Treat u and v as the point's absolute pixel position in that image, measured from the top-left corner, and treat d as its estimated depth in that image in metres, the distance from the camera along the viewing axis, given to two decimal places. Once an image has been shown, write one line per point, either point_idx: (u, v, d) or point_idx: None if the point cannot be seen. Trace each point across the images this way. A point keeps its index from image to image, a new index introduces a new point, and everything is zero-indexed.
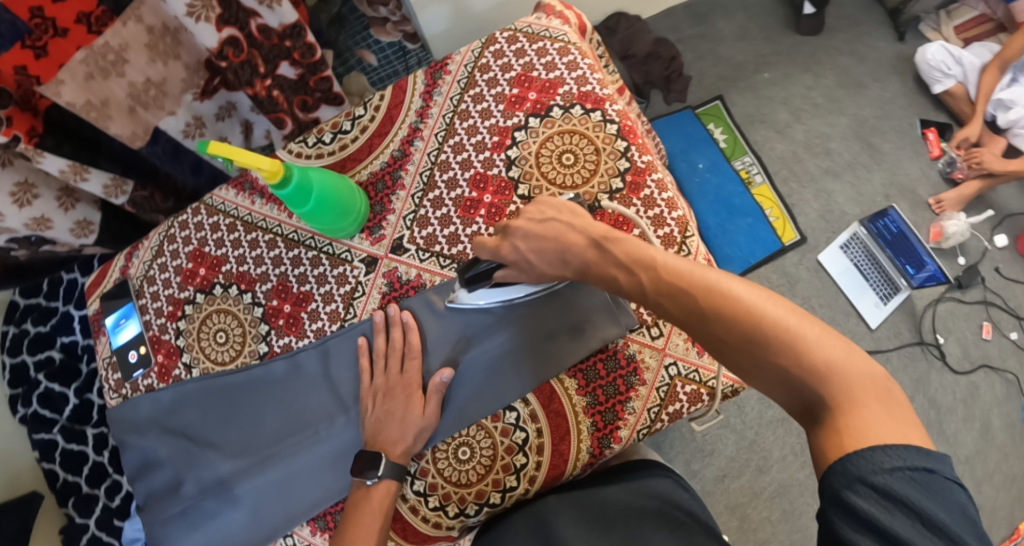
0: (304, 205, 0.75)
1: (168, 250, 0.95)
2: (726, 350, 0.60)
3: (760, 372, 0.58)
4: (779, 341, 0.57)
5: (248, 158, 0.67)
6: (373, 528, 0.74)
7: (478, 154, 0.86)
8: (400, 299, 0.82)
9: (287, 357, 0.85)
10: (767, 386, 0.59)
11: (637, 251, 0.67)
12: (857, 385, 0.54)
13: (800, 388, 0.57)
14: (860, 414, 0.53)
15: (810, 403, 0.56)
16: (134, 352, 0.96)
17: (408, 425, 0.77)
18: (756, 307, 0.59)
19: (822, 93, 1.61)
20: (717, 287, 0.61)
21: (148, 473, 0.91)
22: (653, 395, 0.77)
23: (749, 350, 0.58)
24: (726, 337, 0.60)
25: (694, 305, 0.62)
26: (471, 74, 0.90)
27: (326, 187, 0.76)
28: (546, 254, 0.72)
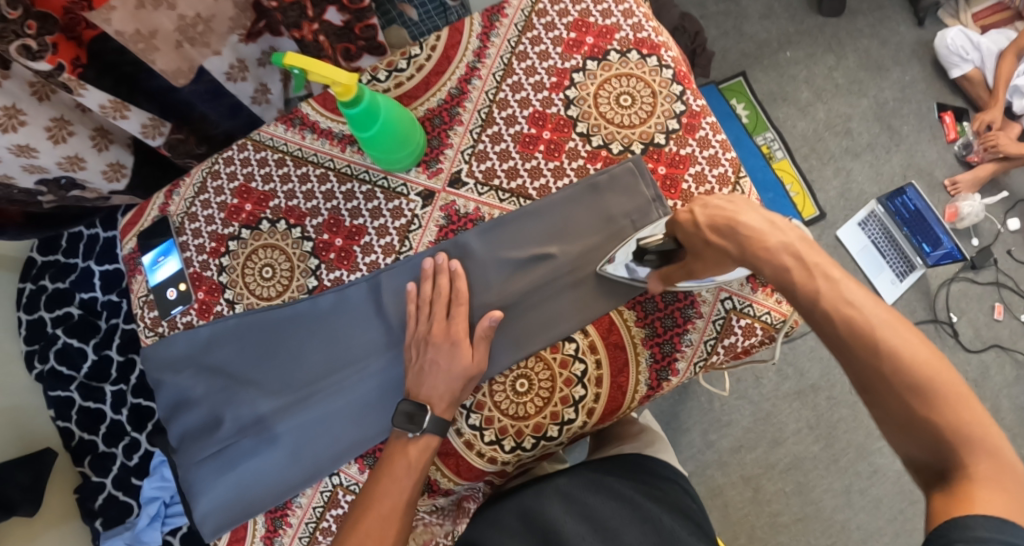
0: (368, 130, 0.74)
1: (211, 186, 0.91)
2: (884, 399, 0.59)
3: (913, 429, 0.58)
4: (944, 400, 0.58)
5: (323, 71, 0.67)
6: (403, 485, 0.76)
7: (536, 93, 0.86)
8: (458, 233, 0.82)
9: (336, 291, 0.84)
10: (907, 440, 0.59)
11: (831, 274, 0.61)
12: (991, 465, 0.56)
13: (941, 451, 0.57)
14: (991, 489, 0.55)
15: (943, 463, 0.57)
16: (174, 289, 0.92)
17: (446, 372, 0.77)
18: (931, 371, 0.58)
19: (844, 74, 1.64)
20: (895, 340, 0.59)
21: (183, 412, 0.89)
22: (710, 328, 0.78)
23: (911, 404, 0.58)
24: (894, 382, 0.59)
25: (873, 345, 0.59)
26: (528, 18, 0.89)
27: (392, 115, 0.75)
28: (717, 226, 0.66)
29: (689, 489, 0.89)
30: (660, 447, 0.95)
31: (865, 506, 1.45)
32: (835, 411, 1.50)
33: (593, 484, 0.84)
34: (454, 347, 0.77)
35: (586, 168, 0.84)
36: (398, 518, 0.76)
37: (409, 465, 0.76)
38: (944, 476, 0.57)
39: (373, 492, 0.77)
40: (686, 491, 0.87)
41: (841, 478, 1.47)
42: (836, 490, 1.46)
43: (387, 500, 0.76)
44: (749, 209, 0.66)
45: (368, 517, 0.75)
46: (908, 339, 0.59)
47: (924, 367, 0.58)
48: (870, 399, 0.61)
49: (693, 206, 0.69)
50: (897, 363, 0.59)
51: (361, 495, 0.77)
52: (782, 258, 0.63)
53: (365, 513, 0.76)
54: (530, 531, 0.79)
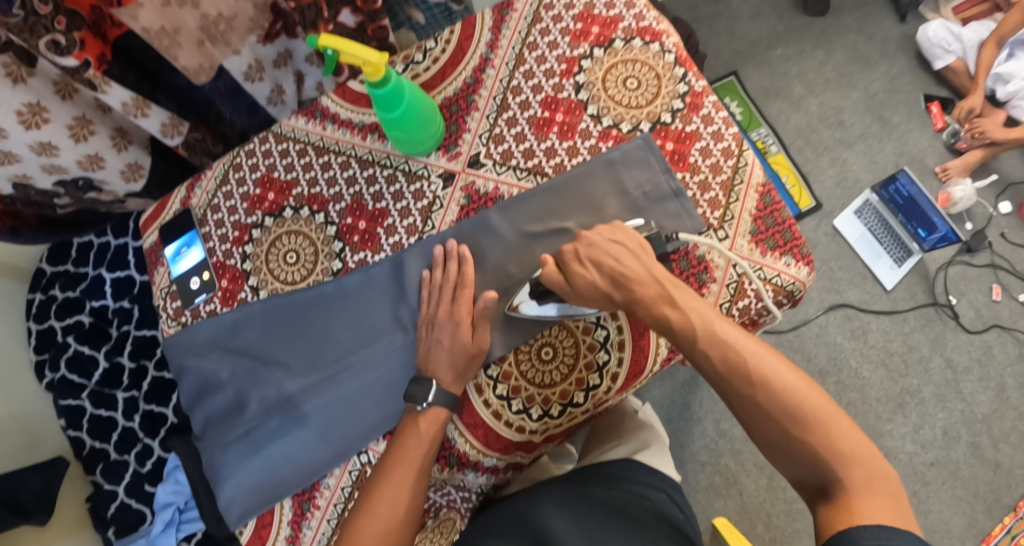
0: (393, 111, 0.78)
1: (233, 178, 0.95)
2: (762, 424, 0.67)
3: (790, 449, 0.66)
4: (812, 420, 0.65)
5: (355, 50, 0.71)
6: (416, 456, 0.78)
7: (548, 79, 0.90)
8: (479, 210, 0.85)
9: (361, 272, 0.86)
10: (790, 461, 0.66)
11: (702, 314, 0.71)
12: (866, 475, 0.62)
13: (818, 468, 0.64)
14: (866, 497, 0.61)
15: (822, 479, 0.64)
16: (197, 278, 0.94)
17: (446, 351, 0.79)
18: (801, 393, 0.66)
19: (833, 68, 1.69)
20: (765, 367, 0.67)
21: (209, 396, 0.91)
22: (724, 292, 0.82)
23: (785, 424, 0.65)
24: (766, 409, 0.66)
25: (746, 375, 0.67)
26: (537, 10, 0.93)
27: (416, 98, 0.79)
28: (604, 270, 0.74)
29: (678, 499, 0.90)
30: (653, 451, 0.98)
31: None
32: (842, 394, 1.52)
33: (579, 495, 0.85)
34: (460, 325, 0.79)
35: (598, 147, 0.87)
36: (412, 488, 0.77)
37: (422, 436, 0.78)
38: (827, 491, 0.63)
39: (387, 465, 0.78)
40: (674, 501, 0.88)
41: None
42: None
43: (401, 472, 0.77)
44: (631, 255, 0.74)
45: (382, 489, 0.77)
46: (773, 369, 0.67)
47: (793, 391, 0.66)
48: (752, 427, 0.68)
49: (576, 249, 0.75)
50: (767, 390, 0.67)
51: (375, 468, 0.79)
52: (655, 301, 0.73)
53: (379, 487, 0.77)
54: (519, 532, 0.80)
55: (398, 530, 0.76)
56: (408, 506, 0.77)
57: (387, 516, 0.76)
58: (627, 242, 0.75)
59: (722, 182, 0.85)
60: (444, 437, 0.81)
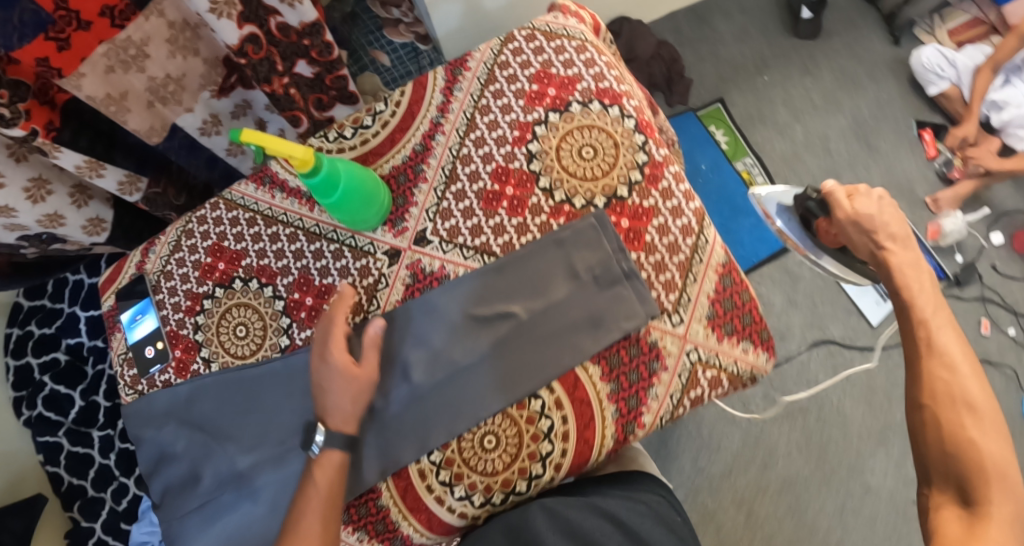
0: (331, 196, 0.77)
1: (186, 245, 0.93)
2: (934, 410, 0.76)
3: (947, 444, 0.74)
4: (981, 428, 0.73)
5: (280, 146, 0.70)
6: (322, 525, 0.76)
7: (499, 148, 0.86)
8: (423, 291, 0.83)
9: (309, 349, 0.86)
10: (942, 459, 0.74)
11: (930, 306, 0.80)
12: (1003, 500, 0.70)
13: (962, 473, 0.73)
14: (999, 514, 0.69)
15: (967, 489, 0.72)
16: (151, 347, 0.94)
17: (337, 394, 0.78)
18: (979, 406, 0.74)
19: (821, 93, 1.63)
20: (960, 370, 0.76)
21: (165, 467, 0.90)
22: (675, 381, 0.79)
23: (952, 420, 0.75)
24: (947, 413, 0.75)
25: (940, 369, 0.77)
26: (491, 70, 0.91)
27: (354, 178, 0.78)
28: (880, 228, 0.85)
29: (674, 500, 0.89)
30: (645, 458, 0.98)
31: (859, 525, 1.43)
32: (824, 431, 1.48)
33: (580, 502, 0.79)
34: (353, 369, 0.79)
35: (549, 224, 0.83)
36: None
37: (327, 501, 0.77)
38: (965, 492, 0.72)
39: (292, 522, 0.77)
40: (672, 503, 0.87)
41: (834, 498, 1.44)
42: (830, 510, 1.44)
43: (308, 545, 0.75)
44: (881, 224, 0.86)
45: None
46: (965, 383, 0.75)
47: (976, 400, 0.75)
48: (923, 424, 0.77)
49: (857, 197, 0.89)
50: (956, 386, 0.76)
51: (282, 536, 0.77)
52: (905, 273, 0.83)
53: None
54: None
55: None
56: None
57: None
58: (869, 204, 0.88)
59: (679, 263, 0.81)
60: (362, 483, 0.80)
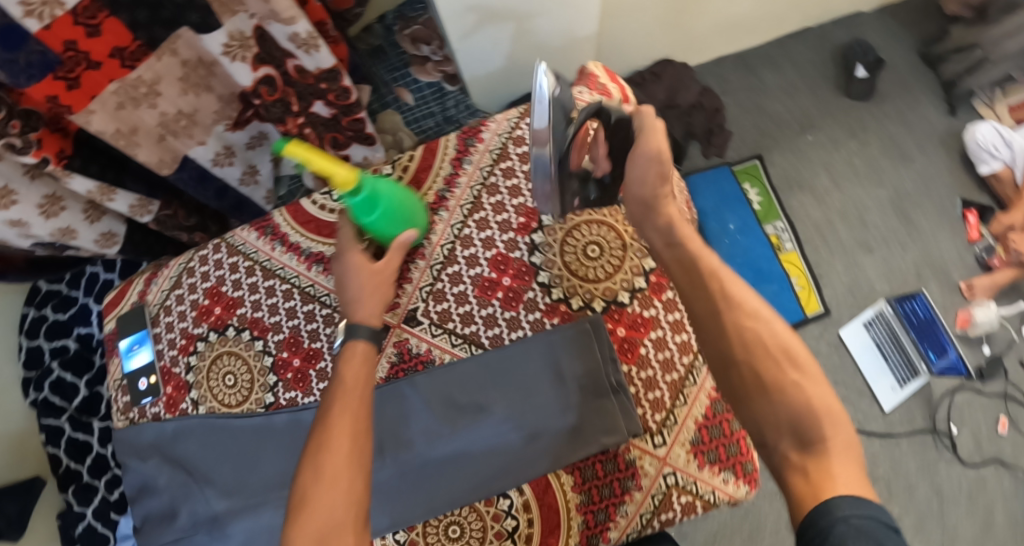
0: (369, 216, 0.76)
1: (186, 283, 0.95)
2: (738, 365, 0.68)
3: (766, 396, 0.66)
4: (798, 371, 0.66)
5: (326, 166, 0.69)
6: (354, 415, 0.71)
7: (501, 233, 0.85)
8: (408, 373, 0.82)
9: (291, 413, 0.86)
10: (769, 416, 0.66)
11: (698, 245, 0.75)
12: (838, 436, 0.63)
13: (800, 423, 0.64)
14: (842, 459, 0.61)
15: (803, 436, 0.63)
16: (145, 380, 0.96)
17: (356, 286, 0.80)
18: (788, 345, 0.68)
19: (865, 160, 1.56)
20: (754, 313, 0.69)
21: (146, 497, 0.94)
22: (647, 502, 0.78)
23: (757, 365, 0.67)
24: (764, 362, 0.67)
25: (730, 319, 0.69)
26: (504, 145, 0.89)
27: (392, 200, 0.78)
28: (638, 160, 0.75)
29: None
30: None
31: None
32: None
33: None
34: (372, 277, 0.80)
35: (542, 322, 0.82)
36: (355, 463, 0.68)
37: (356, 393, 0.73)
38: (807, 445, 0.63)
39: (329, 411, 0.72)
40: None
41: None
42: None
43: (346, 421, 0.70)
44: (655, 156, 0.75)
45: (327, 465, 0.67)
46: (767, 323, 0.69)
47: (779, 340, 0.68)
48: (739, 377, 0.68)
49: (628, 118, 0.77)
50: (756, 333, 0.68)
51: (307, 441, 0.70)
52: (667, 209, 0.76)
53: (314, 463, 0.67)
54: None
55: (353, 520, 0.65)
56: (356, 487, 0.67)
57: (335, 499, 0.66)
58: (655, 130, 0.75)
59: (671, 382, 0.79)
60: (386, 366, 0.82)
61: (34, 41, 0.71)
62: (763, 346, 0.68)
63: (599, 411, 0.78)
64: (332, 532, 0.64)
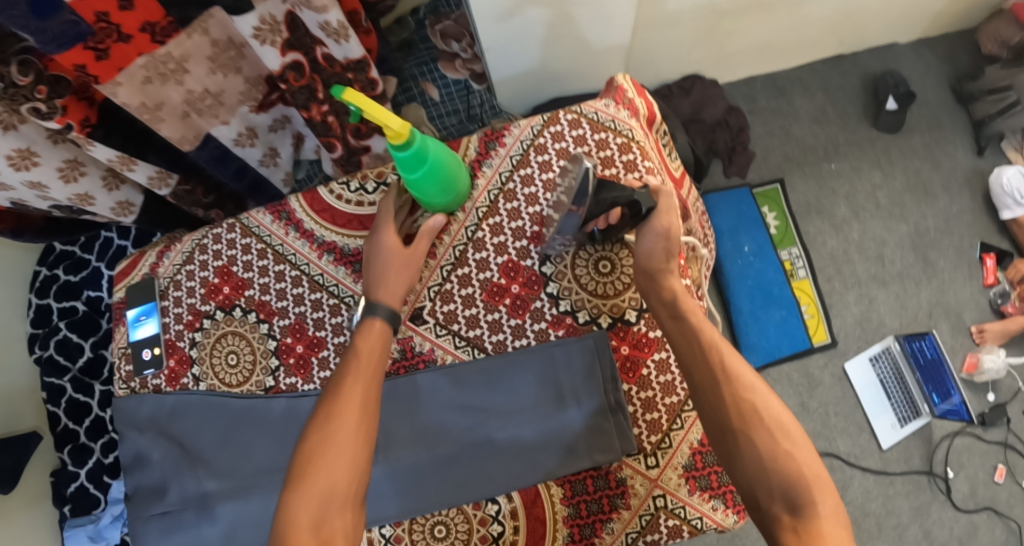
0: (414, 172, 0.76)
1: (198, 260, 0.96)
2: (733, 433, 0.69)
3: (759, 463, 0.67)
4: (788, 439, 0.68)
5: (379, 113, 0.69)
6: (364, 396, 0.72)
7: (514, 240, 0.85)
8: (409, 371, 0.82)
9: (289, 398, 0.87)
10: (761, 482, 0.67)
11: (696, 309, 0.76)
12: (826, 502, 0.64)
13: (792, 491, 0.65)
14: (832, 525, 0.62)
15: (794, 503, 0.64)
16: (148, 351, 0.97)
17: (382, 266, 0.80)
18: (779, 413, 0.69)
19: (888, 194, 1.55)
20: (748, 382, 0.71)
21: (139, 469, 0.94)
22: (635, 521, 0.78)
23: (752, 433, 0.68)
24: (757, 430, 0.68)
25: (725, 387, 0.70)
26: (526, 152, 0.88)
27: (439, 157, 0.77)
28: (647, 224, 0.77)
29: None
30: None
31: None
32: None
33: None
34: (402, 259, 0.80)
35: (546, 333, 0.82)
36: (361, 439, 0.70)
37: (369, 371, 0.74)
38: (798, 511, 0.64)
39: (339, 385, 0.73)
40: None
41: None
42: None
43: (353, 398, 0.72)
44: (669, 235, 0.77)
45: (335, 435, 0.69)
46: (764, 395, 0.69)
47: (771, 408, 0.69)
48: (735, 444, 0.69)
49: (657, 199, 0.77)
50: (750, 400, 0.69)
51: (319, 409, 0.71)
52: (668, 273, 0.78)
53: (323, 431, 0.69)
54: None
55: (352, 493, 0.68)
56: (358, 464, 0.69)
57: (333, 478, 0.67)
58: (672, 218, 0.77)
59: (670, 405, 0.79)
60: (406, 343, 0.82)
61: (70, 10, 0.71)
62: (757, 414, 0.69)
63: (594, 427, 0.78)
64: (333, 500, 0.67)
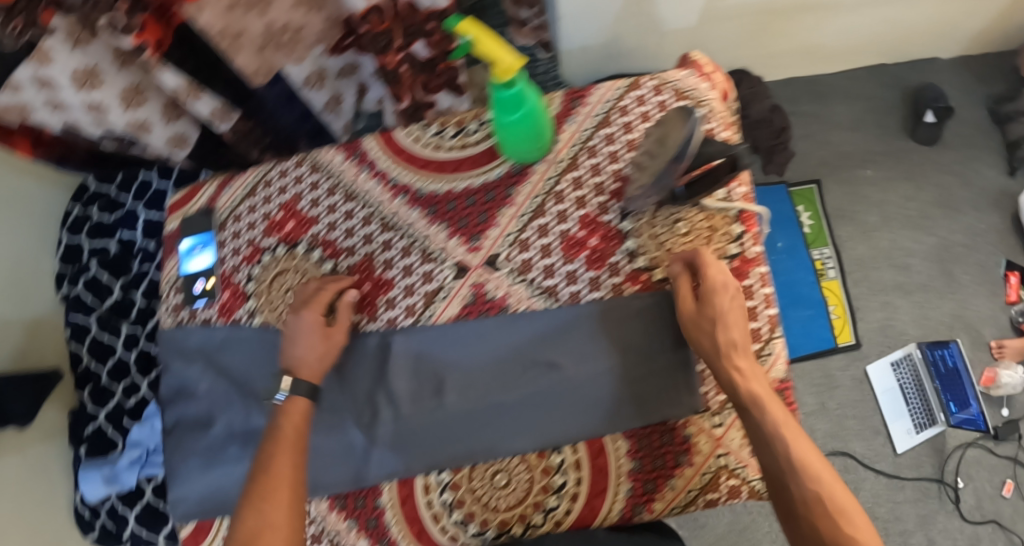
0: (510, 115, 0.78)
1: (261, 194, 0.94)
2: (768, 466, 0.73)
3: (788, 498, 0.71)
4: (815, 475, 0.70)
5: (490, 46, 0.72)
6: (293, 472, 0.74)
7: (594, 196, 0.86)
8: (480, 316, 0.82)
9: (350, 336, 0.85)
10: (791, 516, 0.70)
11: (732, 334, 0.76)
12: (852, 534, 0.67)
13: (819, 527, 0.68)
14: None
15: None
16: (201, 283, 0.95)
17: (304, 348, 0.80)
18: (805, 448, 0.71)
19: (918, 206, 1.56)
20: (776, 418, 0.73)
21: (183, 401, 0.93)
22: (696, 478, 0.79)
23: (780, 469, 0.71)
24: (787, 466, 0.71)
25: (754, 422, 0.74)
26: (609, 112, 0.90)
27: (537, 108, 0.79)
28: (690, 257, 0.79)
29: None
30: None
31: None
32: None
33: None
34: (321, 344, 0.80)
35: (621, 287, 0.83)
36: (294, 518, 0.71)
37: (294, 448, 0.75)
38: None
39: (265, 465, 0.74)
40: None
41: None
42: None
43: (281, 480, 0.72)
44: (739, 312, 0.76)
45: (265, 518, 0.70)
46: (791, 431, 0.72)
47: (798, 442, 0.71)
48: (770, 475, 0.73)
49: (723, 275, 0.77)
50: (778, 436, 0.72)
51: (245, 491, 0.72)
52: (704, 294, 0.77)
53: (255, 513, 0.70)
54: None
55: None
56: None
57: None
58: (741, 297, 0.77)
59: None
60: (481, 290, 0.83)
61: None
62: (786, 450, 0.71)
63: (661, 382, 0.79)
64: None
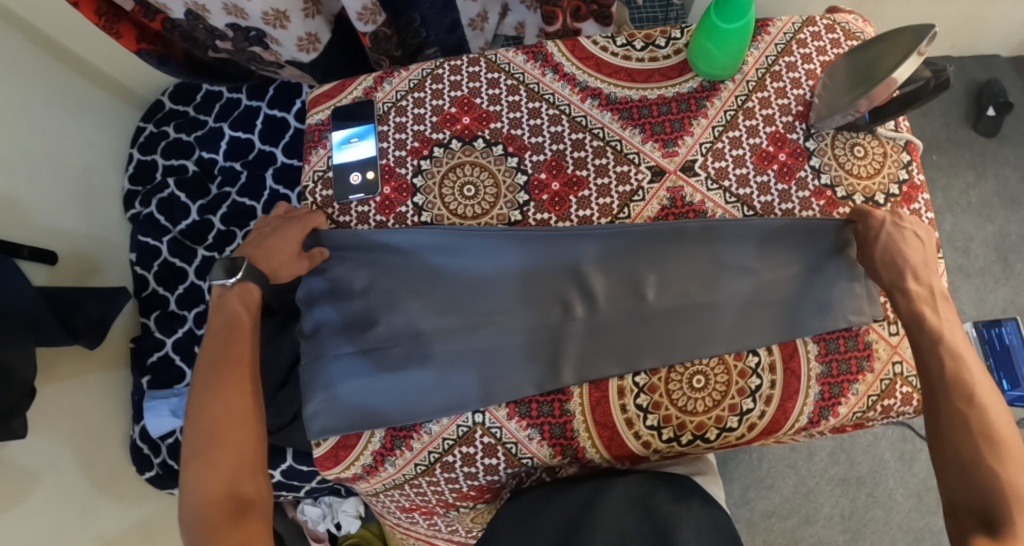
0: (729, 22, 0.78)
1: (429, 89, 0.90)
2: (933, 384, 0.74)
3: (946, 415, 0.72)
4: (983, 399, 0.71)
5: None
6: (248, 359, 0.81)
7: (781, 115, 0.86)
8: (678, 218, 0.83)
9: (544, 231, 0.83)
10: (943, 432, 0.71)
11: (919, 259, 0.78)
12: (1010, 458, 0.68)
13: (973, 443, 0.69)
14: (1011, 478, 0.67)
15: (988, 512, 0.66)
16: (358, 175, 0.89)
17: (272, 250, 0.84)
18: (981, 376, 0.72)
19: (978, 195, 1.59)
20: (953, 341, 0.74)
21: (331, 302, 0.86)
22: (876, 384, 0.80)
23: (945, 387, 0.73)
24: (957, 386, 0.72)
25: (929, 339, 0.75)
26: (789, 43, 0.88)
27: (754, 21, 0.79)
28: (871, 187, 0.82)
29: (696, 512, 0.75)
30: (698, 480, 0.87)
31: None
32: (868, 508, 1.28)
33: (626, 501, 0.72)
34: (293, 256, 0.84)
35: (810, 202, 0.84)
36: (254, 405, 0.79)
37: (249, 333, 0.82)
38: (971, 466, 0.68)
39: (219, 355, 0.80)
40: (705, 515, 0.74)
41: None
42: None
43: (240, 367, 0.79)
44: (916, 240, 0.79)
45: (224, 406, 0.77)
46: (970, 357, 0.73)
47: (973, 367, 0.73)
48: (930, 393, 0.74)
49: (888, 216, 0.79)
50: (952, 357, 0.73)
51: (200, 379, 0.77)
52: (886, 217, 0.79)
53: (218, 399, 0.77)
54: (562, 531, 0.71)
55: (256, 460, 0.77)
56: (256, 436, 0.77)
57: (235, 456, 0.75)
58: (924, 239, 0.79)
59: None
60: (677, 193, 0.84)
61: None
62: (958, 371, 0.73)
63: (849, 291, 0.81)
64: (240, 475, 0.75)
